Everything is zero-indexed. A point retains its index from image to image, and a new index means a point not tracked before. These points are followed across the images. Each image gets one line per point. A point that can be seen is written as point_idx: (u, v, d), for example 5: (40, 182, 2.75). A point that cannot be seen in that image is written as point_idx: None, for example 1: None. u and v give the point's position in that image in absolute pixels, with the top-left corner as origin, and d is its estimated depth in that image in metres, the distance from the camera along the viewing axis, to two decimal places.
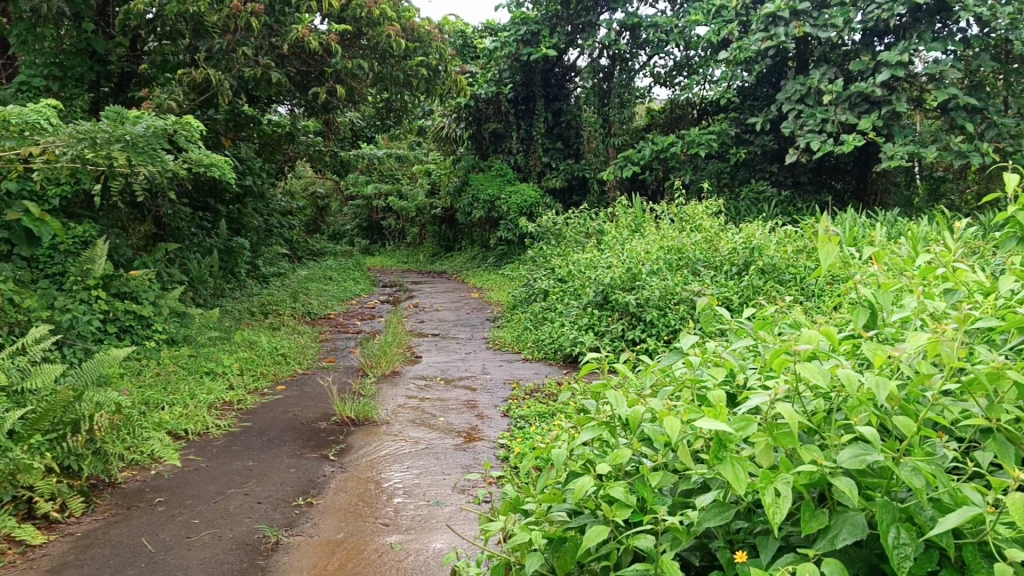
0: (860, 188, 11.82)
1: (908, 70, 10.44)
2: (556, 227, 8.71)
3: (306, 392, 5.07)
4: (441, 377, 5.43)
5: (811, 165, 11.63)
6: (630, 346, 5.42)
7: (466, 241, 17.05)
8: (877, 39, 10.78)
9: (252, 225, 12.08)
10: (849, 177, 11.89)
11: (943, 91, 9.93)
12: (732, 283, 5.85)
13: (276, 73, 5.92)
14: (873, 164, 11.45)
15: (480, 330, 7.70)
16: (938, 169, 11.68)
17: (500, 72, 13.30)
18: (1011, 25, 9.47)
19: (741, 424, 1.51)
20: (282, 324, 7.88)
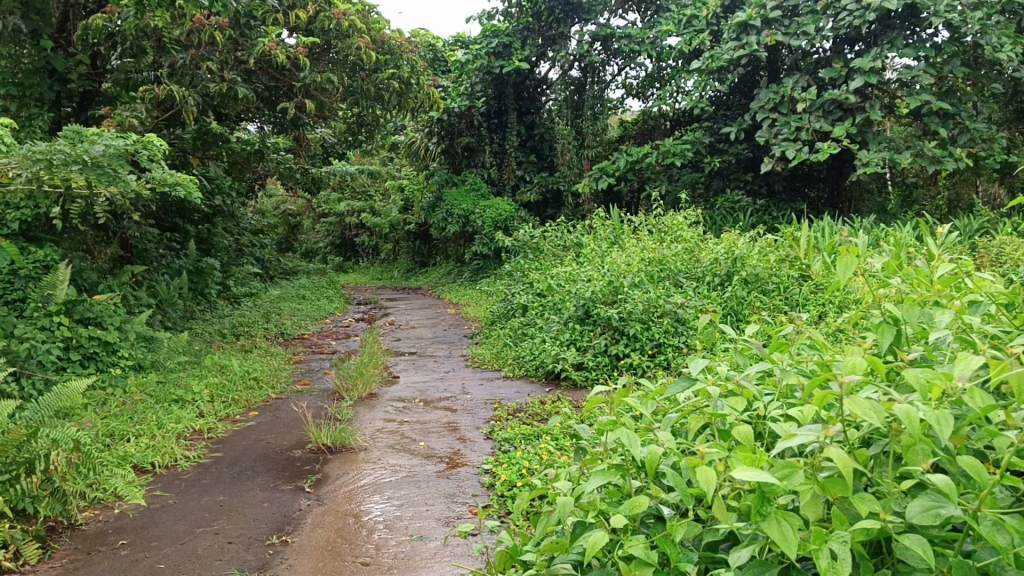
0: (834, 195, 11.82)
1: (881, 76, 10.45)
2: (533, 241, 8.58)
3: (279, 418, 4.87)
4: (421, 398, 5.26)
5: (786, 173, 11.62)
6: (614, 362, 5.28)
7: (441, 257, 16.89)
8: (848, 46, 10.80)
9: (222, 245, 11.85)
10: (824, 185, 11.89)
11: (916, 96, 9.94)
12: (715, 295, 5.79)
13: (242, 89, 5.79)
14: (846, 171, 11.46)
15: (458, 347, 7.53)
16: (911, 175, 11.72)
17: (472, 86, 13.19)
18: (981, 30, 9.51)
19: (785, 471, 1.48)
20: (254, 346, 7.66)
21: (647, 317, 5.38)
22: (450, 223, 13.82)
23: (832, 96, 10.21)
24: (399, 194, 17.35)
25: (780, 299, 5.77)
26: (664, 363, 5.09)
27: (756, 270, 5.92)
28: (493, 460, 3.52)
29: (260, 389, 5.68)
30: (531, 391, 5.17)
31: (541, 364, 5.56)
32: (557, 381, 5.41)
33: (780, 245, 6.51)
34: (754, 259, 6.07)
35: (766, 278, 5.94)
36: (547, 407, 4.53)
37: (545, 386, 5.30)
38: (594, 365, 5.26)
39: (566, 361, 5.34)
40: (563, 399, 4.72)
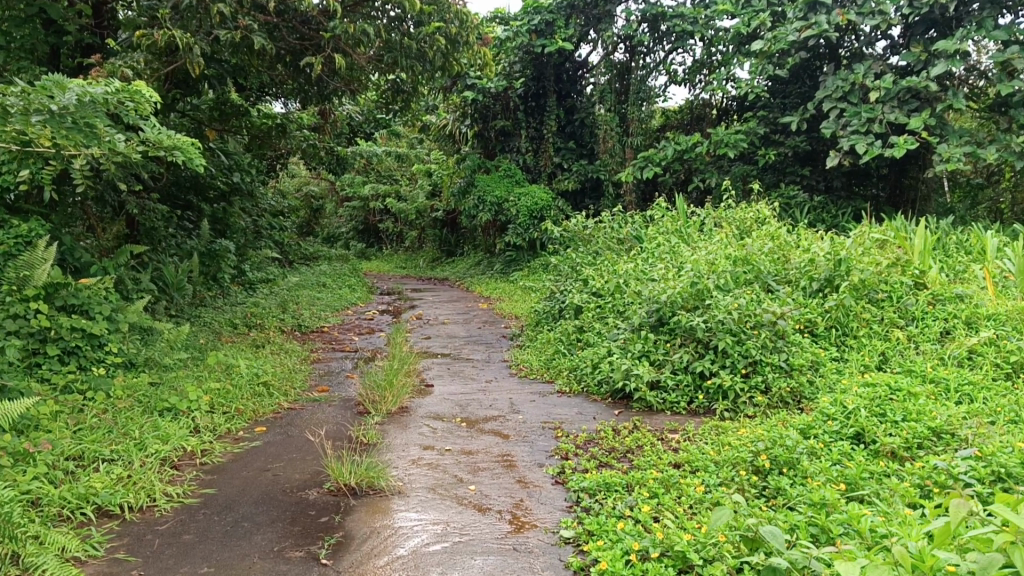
0: (894, 194, 10.76)
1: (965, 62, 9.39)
2: (585, 232, 7.62)
3: (291, 439, 3.98)
4: (462, 418, 4.34)
5: (848, 168, 10.58)
6: (698, 381, 4.37)
7: (469, 247, 15.99)
8: (928, 30, 9.71)
9: (238, 226, 11.00)
10: (887, 182, 10.84)
11: (1007, 84, 8.82)
12: (815, 304, 4.84)
13: (259, 38, 4.88)
14: (916, 168, 10.40)
15: (497, 350, 6.61)
16: (980, 175, 10.65)
17: (511, 65, 12.20)
18: None
19: None
20: (267, 340, 6.77)
21: (738, 330, 4.43)
22: (481, 211, 12.82)
23: (911, 83, 9.13)
24: (426, 179, 16.44)
25: (892, 311, 4.84)
26: (760, 386, 4.19)
27: (865, 276, 4.95)
28: (574, 523, 2.62)
29: (271, 396, 4.80)
30: (595, 415, 4.29)
31: (606, 379, 4.65)
32: (627, 401, 4.52)
33: (885, 245, 5.49)
34: (860, 261, 5.10)
35: (874, 286, 4.99)
36: (624, 442, 3.64)
37: (611, 408, 4.41)
38: (675, 386, 4.37)
39: (636, 377, 4.43)
40: (642, 432, 3.82)
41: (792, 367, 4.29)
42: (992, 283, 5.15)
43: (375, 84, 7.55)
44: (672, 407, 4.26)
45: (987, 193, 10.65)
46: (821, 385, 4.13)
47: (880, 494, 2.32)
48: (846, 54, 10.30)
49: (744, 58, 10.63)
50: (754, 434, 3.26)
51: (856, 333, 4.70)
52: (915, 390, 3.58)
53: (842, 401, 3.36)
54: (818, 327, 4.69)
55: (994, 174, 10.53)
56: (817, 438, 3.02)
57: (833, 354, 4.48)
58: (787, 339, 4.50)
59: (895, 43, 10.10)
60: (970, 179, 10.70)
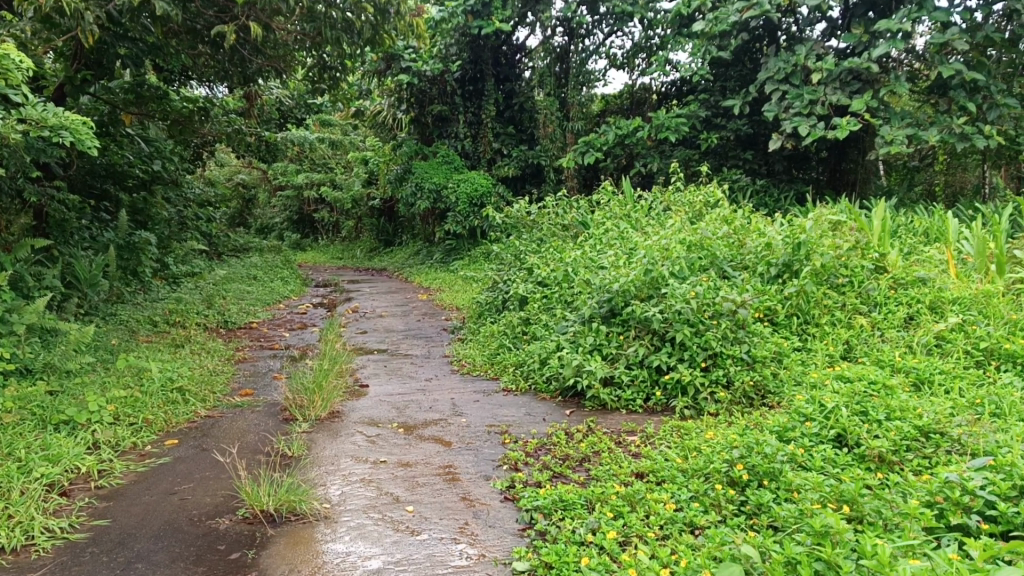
0: (836, 177, 10.65)
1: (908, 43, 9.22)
2: (528, 218, 7.24)
3: (205, 453, 3.53)
4: (399, 423, 3.95)
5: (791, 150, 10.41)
6: (654, 376, 4.06)
7: (408, 236, 15.51)
8: (868, 12, 9.57)
9: (160, 217, 10.37)
10: (828, 166, 10.72)
11: (949, 66, 8.67)
12: (774, 291, 4.56)
13: (161, 3, 4.40)
14: (856, 151, 10.26)
15: (437, 344, 6.22)
16: (917, 158, 10.60)
17: (446, 48, 11.65)
18: None
19: None
20: (187, 339, 6.25)
21: (696, 321, 4.12)
22: (419, 199, 12.36)
23: (854, 65, 8.94)
24: (361, 166, 15.92)
25: (853, 296, 4.59)
26: (721, 381, 3.89)
27: (825, 260, 4.68)
28: (529, 554, 2.26)
29: (186, 403, 4.32)
30: (544, 416, 3.95)
31: (556, 375, 4.31)
32: (578, 399, 4.19)
33: (841, 226, 5.24)
34: (821, 245, 4.83)
35: (834, 271, 4.73)
36: (579, 449, 3.30)
37: (562, 408, 4.07)
38: (630, 382, 4.05)
39: (588, 374, 4.09)
40: (598, 436, 3.48)
41: (754, 359, 4.00)
42: (953, 265, 4.99)
43: (299, 63, 7.04)
44: (627, 406, 3.95)
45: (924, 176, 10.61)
46: (787, 377, 3.86)
47: (892, 521, 2.02)
48: (786, 36, 10.08)
49: (685, 40, 10.37)
50: (724, 439, 2.94)
51: (817, 321, 4.44)
52: (888, 383, 3.31)
53: (817, 398, 3.06)
54: (777, 315, 4.41)
55: (930, 156, 10.47)
56: (795, 442, 2.71)
57: (795, 343, 4.21)
58: (748, 329, 4.20)
59: (834, 25, 9.96)
60: (907, 161, 10.64)
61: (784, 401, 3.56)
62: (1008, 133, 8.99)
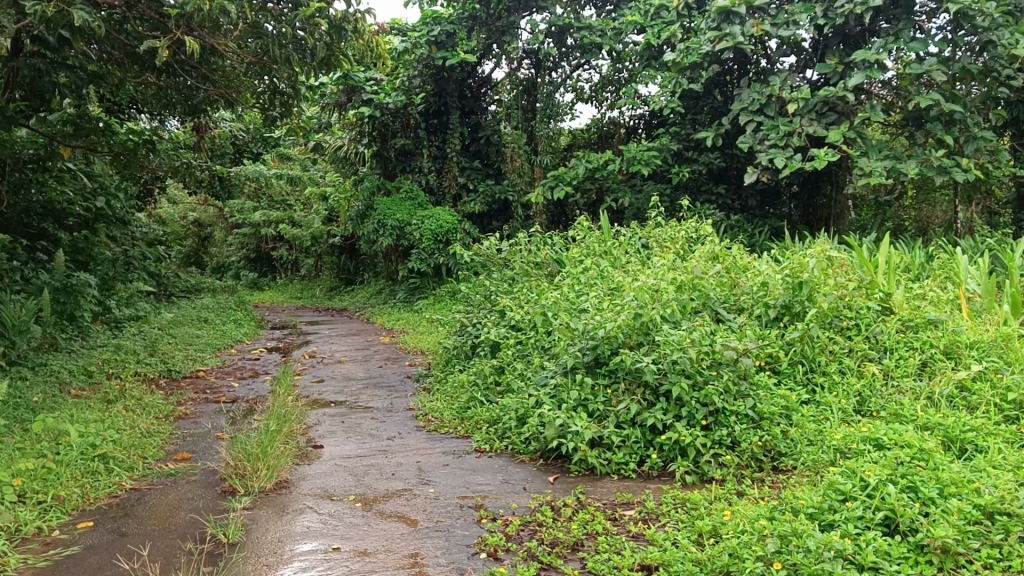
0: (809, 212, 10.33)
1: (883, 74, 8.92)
2: (498, 256, 6.76)
3: (122, 542, 2.97)
4: (357, 496, 3.41)
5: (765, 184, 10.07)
6: (648, 436, 3.59)
7: (370, 274, 14.97)
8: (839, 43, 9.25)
9: (104, 256, 9.72)
10: (800, 200, 10.40)
11: (926, 96, 8.28)
12: (775, 336, 4.12)
13: (82, 14, 3.93)
14: (830, 185, 9.88)
15: (401, 395, 5.68)
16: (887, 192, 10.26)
17: (409, 80, 11.22)
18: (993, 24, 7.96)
19: None
20: (122, 393, 5.64)
21: (693, 372, 3.65)
22: (381, 236, 11.83)
23: (829, 93, 8.58)
24: (321, 203, 15.38)
25: (860, 340, 4.17)
26: (724, 442, 3.44)
27: (829, 301, 4.26)
28: None
29: (108, 473, 3.75)
30: (523, 485, 3.43)
31: (536, 434, 3.81)
32: (563, 462, 3.69)
33: (838, 263, 4.81)
34: (823, 283, 4.40)
35: (839, 312, 4.32)
36: (569, 529, 2.78)
37: (544, 474, 3.56)
38: (622, 443, 3.57)
39: (574, 435, 3.60)
40: (588, 512, 2.96)
41: (760, 416, 3.56)
42: (965, 305, 4.66)
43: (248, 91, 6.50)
44: (619, 471, 3.47)
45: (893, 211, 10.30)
46: (799, 437, 3.41)
47: None
48: (755, 70, 9.69)
49: (655, 72, 9.99)
50: (743, 524, 2.45)
51: (824, 369, 4.01)
52: (924, 445, 2.84)
53: (851, 468, 2.57)
54: (781, 364, 3.97)
55: (898, 190, 10.10)
56: (837, 529, 2.23)
57: (803, 395, 3.78)
58: (751, 381, 3.75)
59: (803, 59, 9.67)
60: (877, 196, 10.36)
61: (803, 471, 3.10)
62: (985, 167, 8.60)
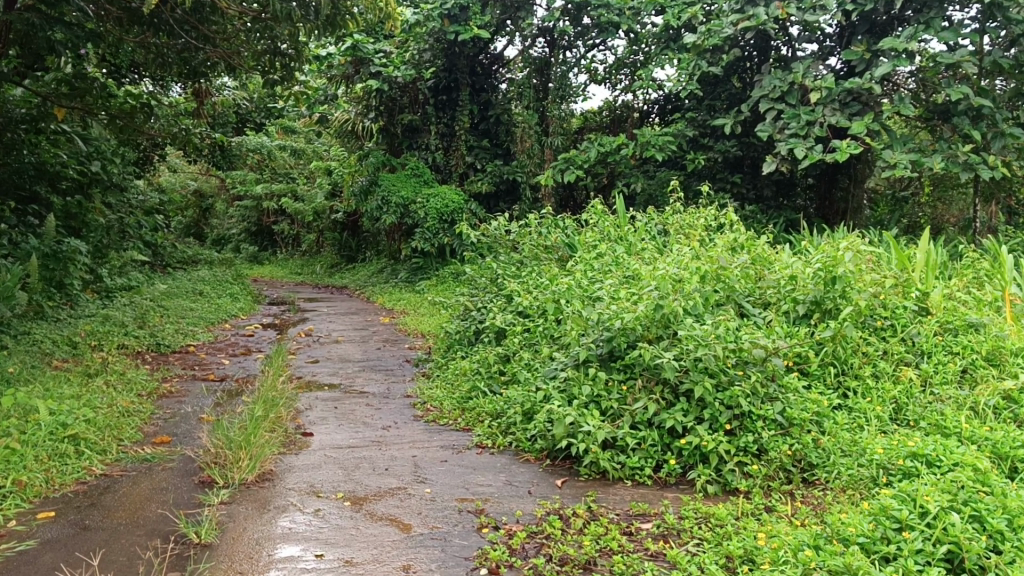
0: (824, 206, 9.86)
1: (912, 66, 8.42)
2: (507, 238, 6.42)
3: (83, 538, 2.68)
4: (344, 494, 3.11)
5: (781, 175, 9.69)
6: (666, 439, 3.29)
7: (372, 252, 14.65)
8: (862, 33, 8.81)
9: (97, 223, 9.40)
10: (816, 193, 10.02)
11: (957, 89, 7.79)
12: (804, 334, 3.81)
13: None
14: (846, 178, 9.47)
15: (398, 380, 5.38)
16: (905, 188, 9.90)
17: (420, 54, 10.83)
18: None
19: None
20: (104, 366, 5.35)
21: (717, 371, 3.35)
22: (385, 213, 11.48)
23: (855, 84, 8.11)
24: (325, 177, 15.02)
25: (896, 342, 3.86)
26: (750, 449, 3.14)
27: (864, 299, 3.93)
28: None
29: (78, 457, 3.45)
30: (528, 489, 3.14)
31: (543, 432, 3.51)
32: (572, 464, 3.40)
33: (870, 258, 4.48)
34: (858, 279, 4.07)
35: (872, 311, 4.01)
36: (583, 545, 2.48)
37: (551, 477, 3.27)
38: (638, 446, 3.27)
39: (585, 435, 3.29)
40: (602, 524, 2.66)
41: (789, 422, 3.25)
42: (1008, 307, 4.35)
43: (250, 60, 6.08)
44: (633, 476, 3.18)
45: (910, 208, 9.94)
46: (833, 447, 3.11)
47: None
48: (776, 56, 9.30)
49: (673, 55, 9.60)
50: (784, 553, 2.15)
51: (857, 372, 3.69)
52: (981, 466, 2.54)
53: (906, 491, 2.28)
54: (812, 365, 3.66)
55: (919, 185, 9.71)
56: (895, 567, 1.94)
57: (836, 400, 3.47)
58: (780, 383, 3.44)
59: (825, 48, 9.22)
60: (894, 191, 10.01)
61: (842, 489, 2.81)
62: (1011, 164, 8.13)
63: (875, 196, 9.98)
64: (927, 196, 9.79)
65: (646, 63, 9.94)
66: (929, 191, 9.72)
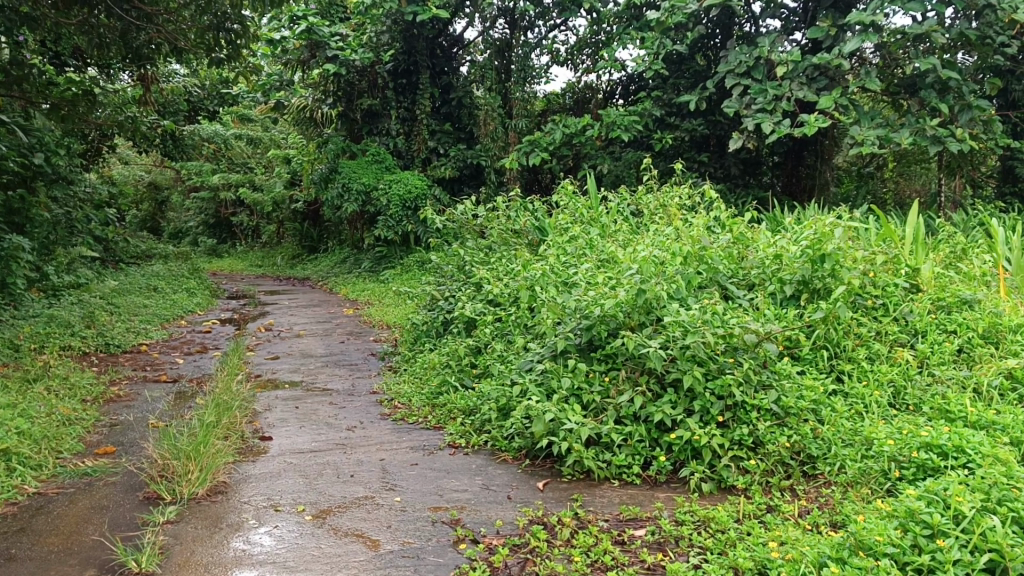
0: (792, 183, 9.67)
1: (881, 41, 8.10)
2: (474, 223, 6.13)
3: (9, 571, 2.38)
4: (304, 507, 2.82)
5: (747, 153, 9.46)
6: (655, 434, 3.06)
7: (334, 241, 14.29)
8: (828, 6, 8.56)
9: (41, 219, 8.93)
10: (783, 170, 9.75)
11: (926, 60, 7.44)
12: (794, 316, 3.58)
13: None
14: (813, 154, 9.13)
15: (363, 376, 5.09)
16: (872, 163, 9.74)
17: (377, 36, 10.43)
18: None
19: None
20: (46, 370, 4.98)
21: (706, 358, 3.11)
22: (346, 201, 11.10)
23: (822, 60, 7.78)
24: (283, 166, 14.58)
25: (890, 322, 3.64)
26: (745, 443, 2.90)
27: (856, 277, 3.70)
28: None
29: (9, 474, 3.13)
30: (506, 494, 2.87)
31: (521, 429, 3.26)
32: (553, 463, 3.15)
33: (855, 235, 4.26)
34: (847, 256, 3.85)
35: (862, 290, 3.79)
36: (576, 560, 2.24)
37: (531, 479, 3.01)
38: (624, 442, 3.03)
39: (568, 433, 3.04)
40: (591, 534, 2.41)
41: (785, 412, 3.02)
42: (999, 282, 4.18)
43: (196, 42, 5.68)
44: (620, 475, 2.94)
45: (877, 183, 9.77)
46: (833, 437, 2.88)
47: None
48: (740, 32, 9.05)
49: (636, 33, 9.32)
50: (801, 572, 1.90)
51: (852, 355, 3.48)
52: (1003, 458, 2.34)
53: (933, 494, 2.07)
54: (804, 348, 3.44)
55: (884, 160, 9.52)
56: None
57: (831, 385, 3.25)
58: (773, 370, 3.20)
59: (789, 23, 8.97)
60: (861, 167, 9.89)
61: (854, 490, 2.58)
62: (979, 137, 7.88)
63: (840, 172, 9.80)
64: (891, 170, 9.75)
65: (609, 43, 9.65)
66: (894, 166, 9.66)
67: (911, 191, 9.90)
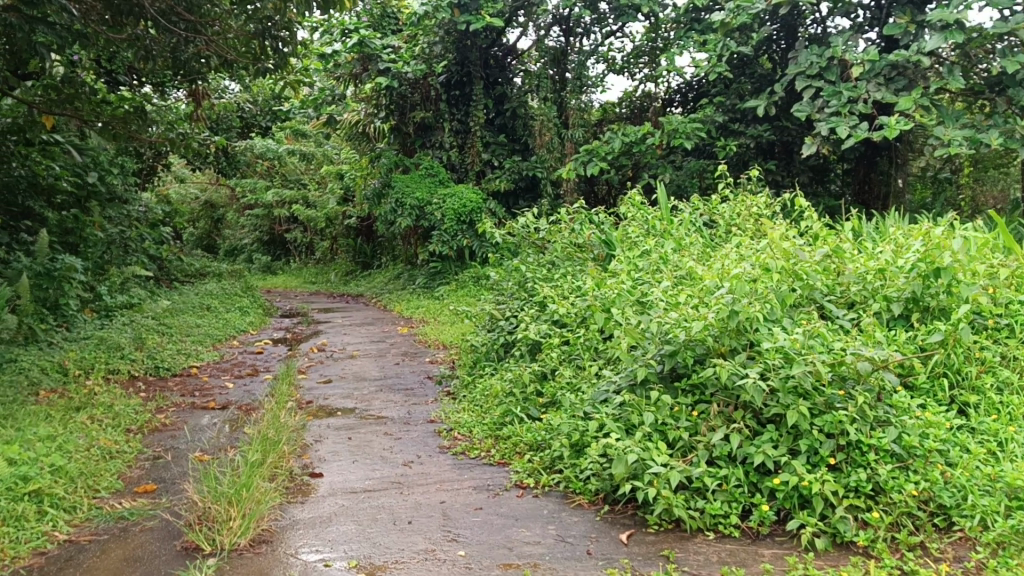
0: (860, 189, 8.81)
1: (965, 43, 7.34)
2: (536, 237, 5.79)
3: None
4: (358, 561, 2.49)
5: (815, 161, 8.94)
6: (756, 478, 2.67)
7: (388, 257, 14.10)
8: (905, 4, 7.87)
9: (95, 238, 8.84)
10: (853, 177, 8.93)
11: (1011, 59, 6.88)
12: (905, 338, 3.17)
13: None
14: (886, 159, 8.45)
15: (419, 402, 4.77)
16: (945, 167, 9.09)
17: (431, 47, 10.16)
18: None
19: None
20: (91, 397, 4.76)
21: (811, 390, 2.72)
22: (399, 217, 10.85)
23: (900, 57, 7.22)
24: (336, 182, 14.45)
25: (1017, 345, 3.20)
26: (863, 490, 2.51)
27: (974, 295, 3.27)
28: None
29: (38, 520, 2.86)
30: (586, 548, 2.51)
31: (598, 470, 2.90)
32: (636, 510, 2.79)
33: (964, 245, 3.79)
34: (963, 272, 3.40)
35: (980, 308, 3.35)
36: None
37: (613, 529, 2.65)
38: (719, 487, 2.64)
39: (654, 477, 2.67)
40: None
41: (909, 453, 2.60)
42: None
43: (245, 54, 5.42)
44: (716, 526, 2.56)
45: (952, 188, 9.12)
46: (970, 484, 2.47)
47: None
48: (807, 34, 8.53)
49: (692, 38, 8.88)
50: None
51: (976, 384, 3.04)
52: None
53: None
54: (920, 376, 3.02)
55: (957, 164, 8.88)
56: None
57: (956, 420, 2.82)
58: (889, 403, 2.79)
59: (860, 24, 8.42)
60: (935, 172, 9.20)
61: (1007, 560, 2.16)
62: None
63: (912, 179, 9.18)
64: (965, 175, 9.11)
65: (666, 50, 9.17)
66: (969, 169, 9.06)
67: (986, 196, 9.32)
